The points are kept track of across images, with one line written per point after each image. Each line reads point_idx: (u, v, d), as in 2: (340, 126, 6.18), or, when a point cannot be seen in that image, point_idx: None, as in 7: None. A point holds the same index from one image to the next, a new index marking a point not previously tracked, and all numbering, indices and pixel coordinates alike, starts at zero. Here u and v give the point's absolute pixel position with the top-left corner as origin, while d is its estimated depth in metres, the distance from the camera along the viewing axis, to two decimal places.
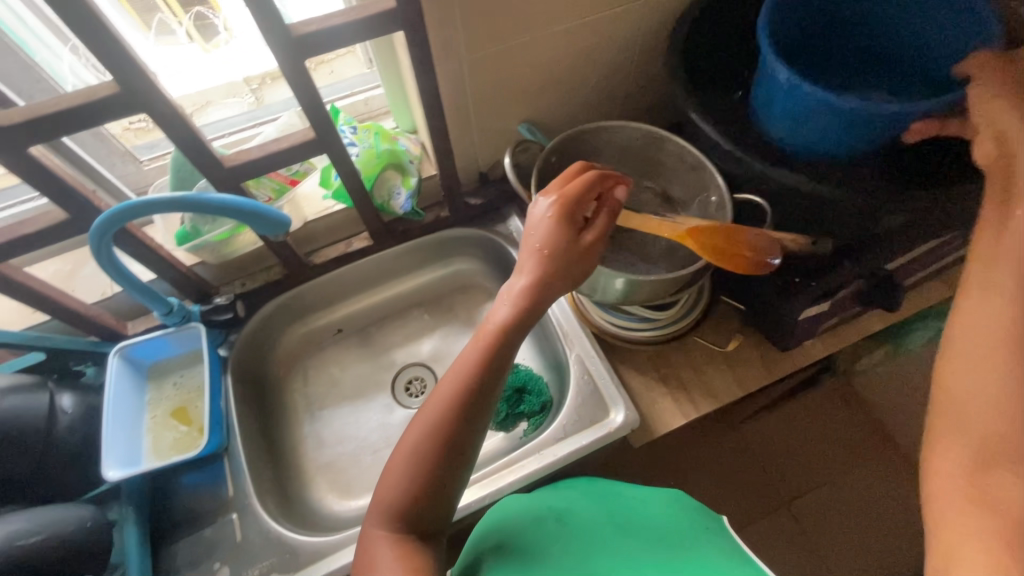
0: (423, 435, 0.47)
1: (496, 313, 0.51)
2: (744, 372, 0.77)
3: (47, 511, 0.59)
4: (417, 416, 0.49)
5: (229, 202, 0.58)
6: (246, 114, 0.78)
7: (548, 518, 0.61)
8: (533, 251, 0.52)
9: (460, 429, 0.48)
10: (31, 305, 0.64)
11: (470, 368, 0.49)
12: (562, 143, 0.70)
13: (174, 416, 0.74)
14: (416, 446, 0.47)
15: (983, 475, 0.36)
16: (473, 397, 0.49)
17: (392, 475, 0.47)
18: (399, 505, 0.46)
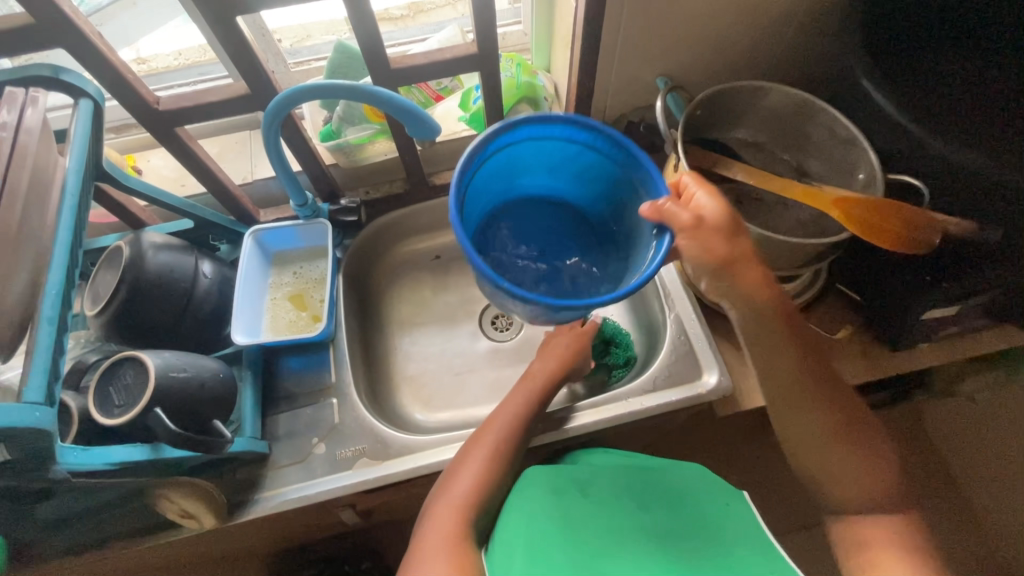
0: (494, 440, 0.62)
1: (540, 368, 0.71)
2: (846, 364, 0.74)
3: (185, 354, 0.62)
4: (487, 429, 0.63)
5: (394, 98, 0.60)
6: (387, 35, 0.81)
7: (572, 490, 0.62)
8: (569, 344, 0.74)
9: (514, 430, 0.64)
10: (192, 173, 0.70)
11: (520, 408, 0.66)
12: (707, 99, 0.68)
13: (292, 302, 0.80)
14: (489, 447, 0.61)
15: (848, 494, 0.54)
16: (524, 424, 0.65)
17: (462, 468, 0.60)
18: (469, 498, 0.58)
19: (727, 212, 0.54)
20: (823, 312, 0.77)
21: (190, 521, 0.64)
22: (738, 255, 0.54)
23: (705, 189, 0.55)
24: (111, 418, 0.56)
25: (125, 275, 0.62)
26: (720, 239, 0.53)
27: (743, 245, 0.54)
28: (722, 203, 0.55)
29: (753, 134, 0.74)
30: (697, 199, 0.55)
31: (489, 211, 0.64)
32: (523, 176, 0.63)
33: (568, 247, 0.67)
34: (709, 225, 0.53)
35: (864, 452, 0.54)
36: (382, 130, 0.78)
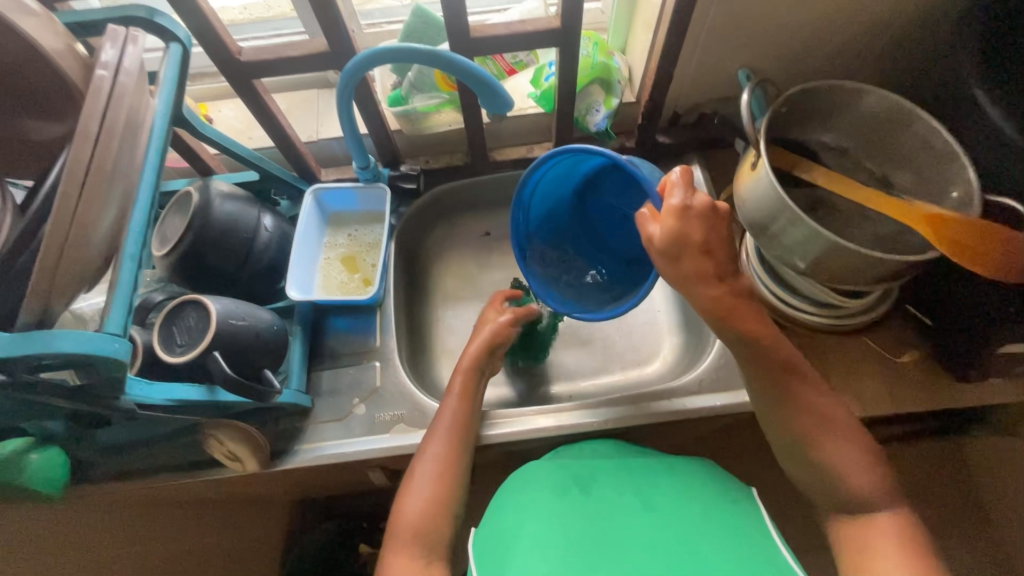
0: (432, 463, 0.60)
1: (463, 372, 0.68)
2: (904, 389, 0.71)
3: (243, 303, 0.64)
4: (423, 454, 0.61)
5: (470, 68, 0.59)
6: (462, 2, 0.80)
7: (571, 487, 0.62)
8: (478, 343, 0.70)
9: (452, 444, 0.62)
10: (263, 126, 0.71)
11: (456, 423, 0.64)
12: (793, 96, 0.65)
13: (345, 263, 0.81)
14: (432, 470, 0.60)
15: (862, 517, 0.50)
16: (461, 435, 0.63)
17: (411, 492, 0.58)
18: (425, 507, 0.57)
19: (687, 230, 0.51)
20: (887, 334, 0.74)
21: (234, 463, 0.66)
22: (678, 276, 0.52)
23: (676, 203, 0.51)
24: (174, 355, 0.58)
25: (193, 220, 0.64)
26: (663, 262, 0.52)
27: (699, 265, 0.51)
28: (686, 220, 0.51)
29: (838, 138, 0.70)
30: (662, 215, 0.52)
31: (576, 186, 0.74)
32: (584, 161, 0.70)
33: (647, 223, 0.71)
34: (657, 248, 0.52)
35: (850, 445, 0.52)
36: (451, 100, 0.77)
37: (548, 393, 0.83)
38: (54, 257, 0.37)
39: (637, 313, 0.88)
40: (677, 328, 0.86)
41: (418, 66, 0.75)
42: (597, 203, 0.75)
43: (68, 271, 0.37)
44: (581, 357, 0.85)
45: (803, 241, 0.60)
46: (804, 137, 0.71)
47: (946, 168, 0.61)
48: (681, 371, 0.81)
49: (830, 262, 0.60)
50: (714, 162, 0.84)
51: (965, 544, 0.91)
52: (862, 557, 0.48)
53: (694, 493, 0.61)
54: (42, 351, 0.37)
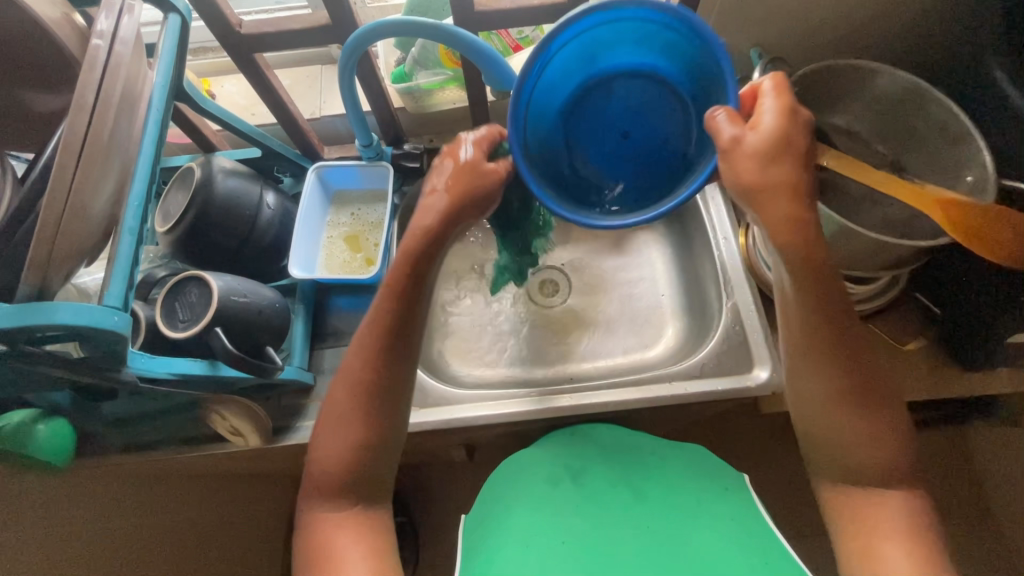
0: (349, 392, 0.50)
1: (397, 270, 0.52)
2: (909, 376, 0.70)
3: (245, 280, 0.64)
4: (339, 381, 0.51)
5: (473, 40, 0.57)
6: None
7: (563, 477, 0.62)
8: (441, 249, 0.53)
9: (369, 366, 0.50)
10: (265, 102, 0.70)
11: (376, 331, 0.51)
12: (805, 77, 0.63)
13: (348, 242, 0.80)
14: (348, 403, 0.50)
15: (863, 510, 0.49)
16: (380, 350, 0.51)
17: (333, 431, 0.50)
18: (348, 450, 0.49)
19: (787, 131, 0.48)
20: (891, 322, 0.73)
21: (237, 438, 0.67)
22: (765, 183, 0.48)
23: (773, 106, 0.49)
24: (176, 331, 0.58)
25: (195, 196, 0.64)
26: (751, 161, 0.48)
27: (789, 173, 0.48)
28: (788, 121, 0.48)
29: (851, 120, 0.68)
30: (761, 115, 0.49)
31: (567, 97, 0.59)
32: (593, 56, 0.56)
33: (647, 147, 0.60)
34: (747, 148, 0.48)
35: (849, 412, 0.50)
36: (455, 78, 0.76)
37: (551, 375, 0.84)
38: (52, 228, 0.36)
39: (640, 297, 0.88)
40: (681, 313, 0.85)
41: (421, 42, 0.72)
42: (583, 125, 0.60)
43: (66, 243, 0.37)
44: (583, 340, 0.85)
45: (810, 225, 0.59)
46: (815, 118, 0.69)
47: (959, 152, 0.59)
48: (684, 356, 0.80)
49: (838, 247, 0.59)
50: None
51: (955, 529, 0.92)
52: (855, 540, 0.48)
53: (686, 483, 0.60)
54: (40, 323, 0.37)
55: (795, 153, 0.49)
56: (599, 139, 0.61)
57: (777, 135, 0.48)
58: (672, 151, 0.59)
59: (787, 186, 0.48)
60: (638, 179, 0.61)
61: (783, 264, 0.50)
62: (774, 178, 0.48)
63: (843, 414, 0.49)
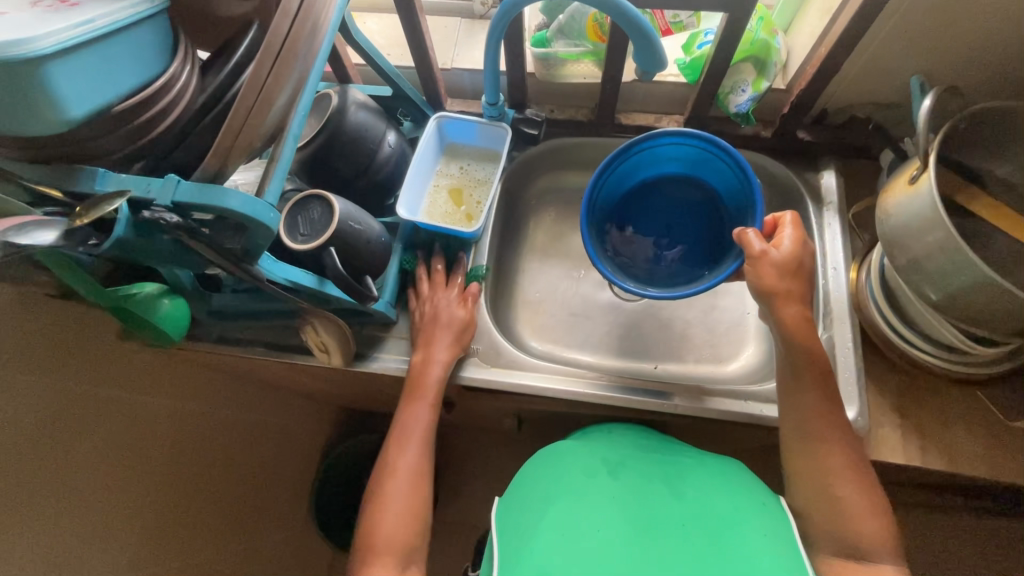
0: (408, 469, 0.61)
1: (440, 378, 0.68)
2: (1004, 457, 0.65)
3: (358, 208, 0.67)
4: (394, 470, 0.61)
5: (633, 16, 0.56)
6: None
7: (601, 471, 0.62)
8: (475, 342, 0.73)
9: (419, 478, 0.61)
10: (410, 43, 0.73)
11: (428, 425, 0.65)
12: (977, 115, 0.58)
13: (451, 194, 0.82)
14: (406, 479, 0.60)
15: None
16: (430, 442, 0.65)
17: (391, 509, 0.58)
18: (408, 529, 0.56)
19: (799, 256, 0.61)
20: (1001, 395, 0.68)
21: (322, 354, 0.71)
22: (783, 291, 0.60)
23: (792, 233, 0.62)
24: (295, 242, 0.62)
25: (330, 121, 0.69)
26: (773, 272, 0.60)
27: (797, 287, 0.61)
28: (802, 249, 0.61)
29: (1012, 172, 0.62)
30: (783, 239, 0.62)
31: (637, 183, 0.82)
32: (669, 162, 0.80)
33: (682, 243, 0.80)
34: (772, 261, 0.60)
35: (868, 493, 0.55)
36: (595, 51, 0.75)
37: (616, 365, 0.84)
38: (240, 119, 0.40)
39: (723, 311, 0.85)
40: (763, 335, 0.82)
41: (571, 10, 0.73)
42: (640, 208, 0.82)
43: (245, 136, 0.41)
44: (655, 339, 0.85)
45: (945, 273, 0.55)
46: (972, 163, 0.64)
47: None
48: (757, 378, 0.79)
49: (964, 301, 0.56)
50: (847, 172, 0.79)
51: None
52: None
53: (723, 490, 0.60)
54: (213, 205, 0.41)
55: (802, 272, 0.61)
56: (647, 222, 0.82)
57: (793, 257, 0.61)
58: (701, 254, 0.79)
59: (795, 297, 0.60)
60: (668, 264, 0.79)
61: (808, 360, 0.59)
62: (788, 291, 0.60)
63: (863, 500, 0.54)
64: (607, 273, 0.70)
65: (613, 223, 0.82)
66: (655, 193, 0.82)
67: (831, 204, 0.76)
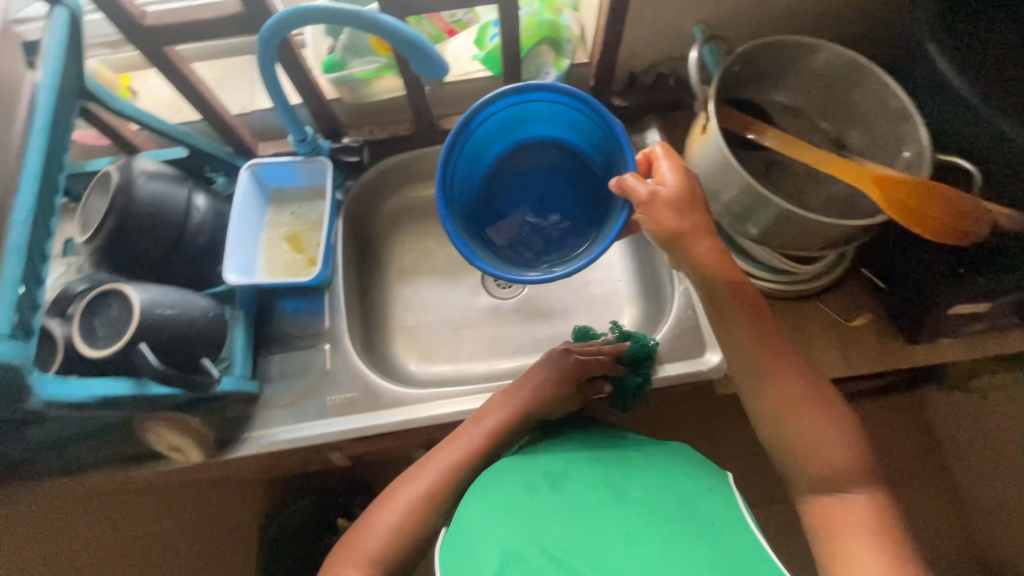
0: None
1: (451, 458, 0.59)
2: (858, 353, 0.71)
3: (176, 289, 0.61)
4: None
5: (391, 25, 0.53)
6: None
7: (542, 485, 0.56)
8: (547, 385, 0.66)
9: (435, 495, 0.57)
10: (185, 96, 0.66)
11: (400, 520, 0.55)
12: (746, 54, 0.61)
13: (287, 243, 0.77)
14: None
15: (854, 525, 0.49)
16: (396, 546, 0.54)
17: None
18: None
19: (688, 186, 0.58)
20: (845, 299, 0.73)
21: (177, 454, 0.65)
22: (685, 228, 0.57)
23: (671, 168, 0.59)
24: (96, 349, 0.55)
25: (115, 201, 0.61)
26: (668, 210, 0.57)
27: (695, 218, 0.57)
28: (685, 177, 0.58)
29: (794, 98, 0.68)
30: (663, 172, 0.60)
31: (498, 152, 0.79)
32: (522, 124, 0.77)
33: (563, 202, 0.80)
34: (663, 199, 0.57)
35: (828, 421, 0.54)
36: (390, 64, 0.72)
37: (507, 368, 0.82)
38: None
39: (597, 285, 0.86)
40: (634, 301, 0.85)
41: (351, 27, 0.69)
42: (508, 180, 0.80)
43: None
44: (539, 331, 0.85)
45: (754, 207, 0.58)
46: (763, 97, 0.68)
47: (900, 127, 0.59)
48: None
49: (785, 229, 0.58)
50: (669, 126, 0.83)
51: (909, 484, 0.99)
52: (833, 537, 0.50)
53: (663, 481, 0.56)
54: None
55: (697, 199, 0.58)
56: (520, 194, 0.80)
57: (688, 185, 0.58)
58: (584, 210, 0.79)
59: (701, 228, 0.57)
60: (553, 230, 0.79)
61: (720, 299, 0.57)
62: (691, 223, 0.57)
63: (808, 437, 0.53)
64: (490, 267, 0.67)
65: (483, 208, 0.79)
66: (514, 160, 0.80)
67: None
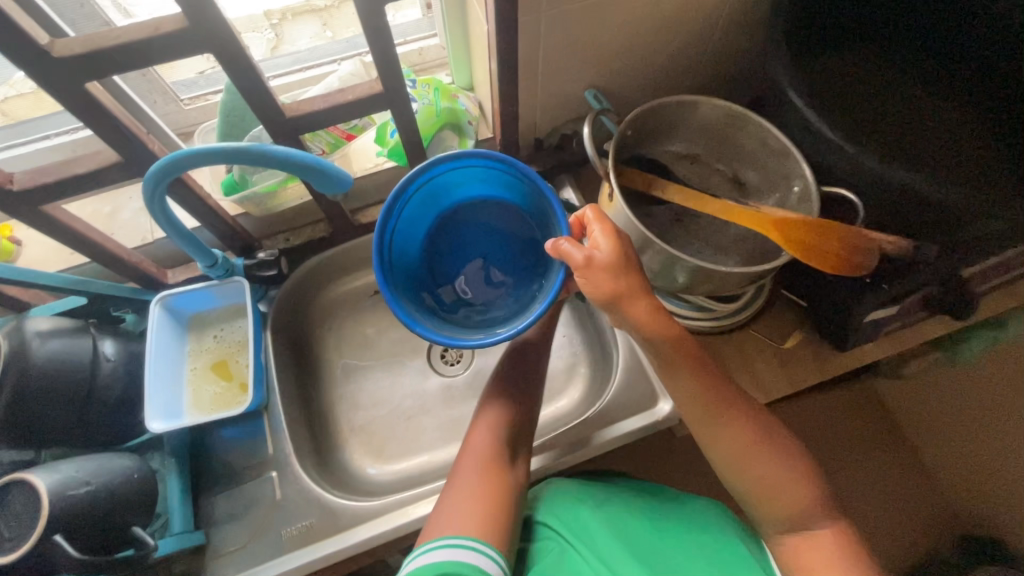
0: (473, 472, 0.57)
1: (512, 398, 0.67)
2: (797, 369, 0.75)
3: (93, 459, 0.57)
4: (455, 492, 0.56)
5: (284, 155, 0.53)
6: (312, 51, 0.78)
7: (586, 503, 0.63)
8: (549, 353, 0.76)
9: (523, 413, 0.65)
10: (73, 247, 0.62)
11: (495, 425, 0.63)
12: (636, 118, 0.64)
13: (216, 370, 0.73)
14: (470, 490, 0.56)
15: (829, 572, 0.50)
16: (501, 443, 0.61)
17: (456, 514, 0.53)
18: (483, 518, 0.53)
19: (623, 248, 0.55)
20: (775, 321, 0.77)
21: None
22: (624, 290, 0.53)
23: (605, 228, 0.55)
24: None
25: (6, 373, 0.55)
26: (606, 273, 0.53)
27: (634, 280, 0.54)
28: (618, 239, 0.55)
29: (688, 146, 0.72)
30: (596, 237, 0.55)
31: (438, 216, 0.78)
32: (459, 186, 0.75)
33: (505, 263, 0.78)
34: (599, 263, 0.53)
35: (783, 461, 0.54)
36: (293, 174, 0.71)
37: None
38: None
39: None
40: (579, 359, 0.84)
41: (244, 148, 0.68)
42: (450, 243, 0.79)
43: None
44: None
45: (670, 262, 0.60)
46: (659, 150, 0.72)
47: (785, 164, 0.63)
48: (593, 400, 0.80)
49: (704, 278, 0.61)
50: (582, 182, 0.86)
51: (874, 466, 1.03)
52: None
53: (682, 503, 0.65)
54: None
55: (634, 262, 0.55)
56: (461, 256, 0.79)
57: (620, 245, 0.55)
58: (530, 270, 0.77)
59: (639, 290, 0.54)
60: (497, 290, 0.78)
61: (660, 356, 0.55)
62: (632, 288, 0.53)
63: (772, 482, 0.53)
64: (434, 339, 0.64)
65: (427, 273, 0.77)
66: (451, 216, 0.78)
67: None
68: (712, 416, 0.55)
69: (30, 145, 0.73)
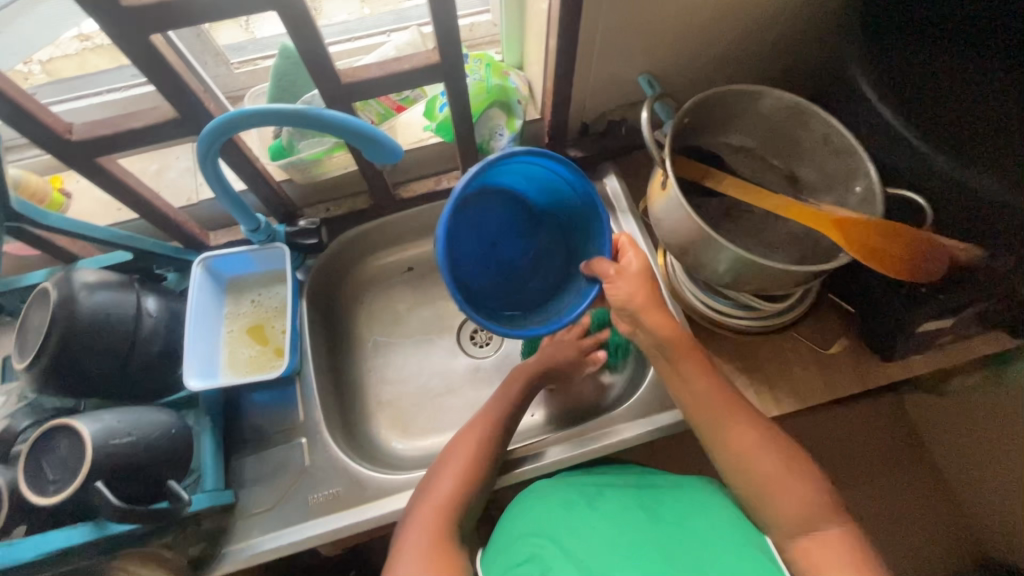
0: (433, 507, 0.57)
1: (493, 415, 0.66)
2: (837, 377, 0.72)
3: (133, 411, 0.57)
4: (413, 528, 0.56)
5: (338, 120, 0.52)
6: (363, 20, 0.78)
7: (576, 507, 0.58)
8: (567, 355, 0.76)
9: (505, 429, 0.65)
10: (122, 201, 0.63)
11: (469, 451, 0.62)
12: (695, 106, 0.62)
13: (252, 334, 0.74)
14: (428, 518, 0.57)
15: None
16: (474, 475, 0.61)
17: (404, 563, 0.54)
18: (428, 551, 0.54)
19: None
20: (817, 326, 0.75)
21: None
22: None
23: None
24: (47, 497, 0.50)
25: (54, 322, 0.56)
26: None
27: None
28: None
29: (743, 139, 0.69)
30: None
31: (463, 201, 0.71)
32: (498, 176, 0.70)
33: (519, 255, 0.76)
34: None
35: (782, 460, 0.55)
36: (340, 143, 0.71)
37: None
38: None
39: None
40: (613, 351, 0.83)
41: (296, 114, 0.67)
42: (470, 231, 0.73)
43: None
44: None
45: (720, 257, 0.58)
46: (713, 142, 0.70)
47: (848, 162, 0.61)
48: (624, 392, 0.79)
49: (754, 276, 0.59)
50: (626, 170, 0.84)
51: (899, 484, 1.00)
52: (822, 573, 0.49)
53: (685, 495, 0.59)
54: None
55: None
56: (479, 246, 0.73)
57: None
58: (542, 265, 0.76)
59: None
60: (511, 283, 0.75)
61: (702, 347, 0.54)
62: None
63: (775, 477, 0.54)
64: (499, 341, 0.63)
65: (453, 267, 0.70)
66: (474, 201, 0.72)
67: (622, 208, 0.80)
68: (710, 413, 0.58)
69: (86, 98, 0.74)
